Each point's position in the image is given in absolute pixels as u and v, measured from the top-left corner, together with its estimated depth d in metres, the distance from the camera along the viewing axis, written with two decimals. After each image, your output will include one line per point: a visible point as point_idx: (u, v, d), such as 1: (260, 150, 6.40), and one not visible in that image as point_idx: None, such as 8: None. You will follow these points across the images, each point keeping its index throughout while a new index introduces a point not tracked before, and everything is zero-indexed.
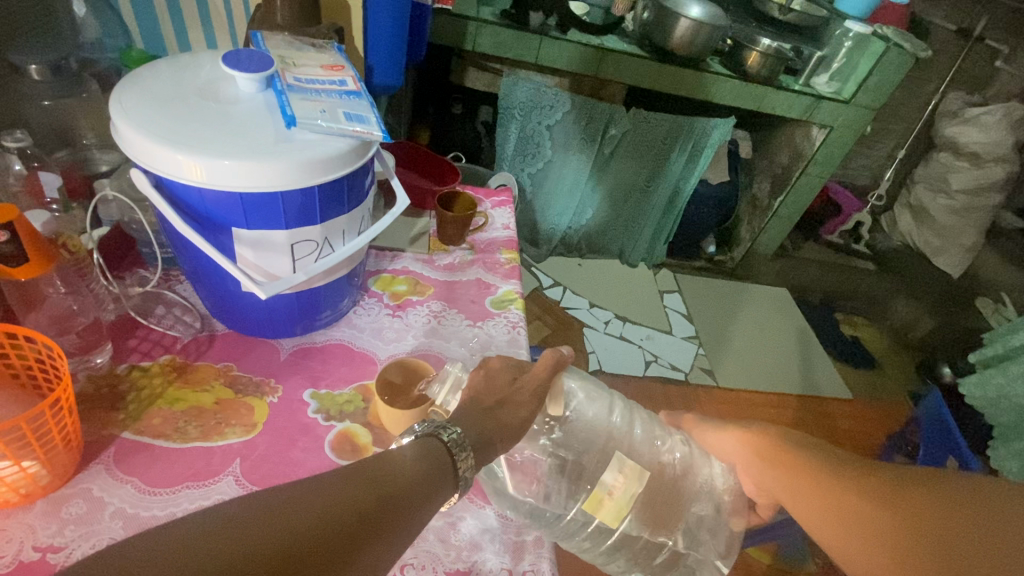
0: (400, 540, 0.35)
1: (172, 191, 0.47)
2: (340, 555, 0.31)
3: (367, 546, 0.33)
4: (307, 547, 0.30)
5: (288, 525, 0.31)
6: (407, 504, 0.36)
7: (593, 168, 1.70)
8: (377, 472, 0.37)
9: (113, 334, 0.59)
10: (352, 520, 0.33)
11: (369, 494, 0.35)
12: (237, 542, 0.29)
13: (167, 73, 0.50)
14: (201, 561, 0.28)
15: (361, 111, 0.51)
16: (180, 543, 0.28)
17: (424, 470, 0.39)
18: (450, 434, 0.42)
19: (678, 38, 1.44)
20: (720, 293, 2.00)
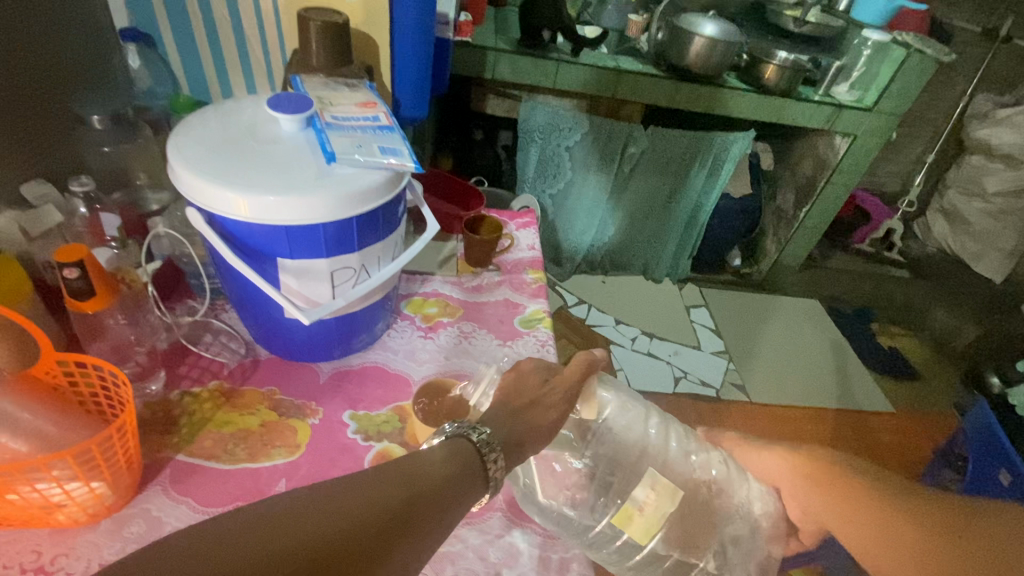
0: (433, 534, 0.37)
1: (222, 226, 0.51)
2: (377, 550, 0.33)
3: (396, 544, 0.34)
4: (342, 545, 0.32)
5: (323, 524, 0.33)
6: (439, 500, 0.38)
7: (614, 185, 1.72)
8: (408, 472, 0.38)
9: (166, 361, 0.63)
10: (382, 521, 0.34)
11: (400, 495, 0.36)
12: (280, 541, 0.31)
13: (217, 118, 0.54)
14: (245, 558, 0.30)
15: (394, 144, 0.55)
16: (225, 540, 0.30)
17: (453, 469, 0.40)
18: (481, 434, 0.44)
19: (694, 56, 1.46)
20: (748, 306, 1.98)
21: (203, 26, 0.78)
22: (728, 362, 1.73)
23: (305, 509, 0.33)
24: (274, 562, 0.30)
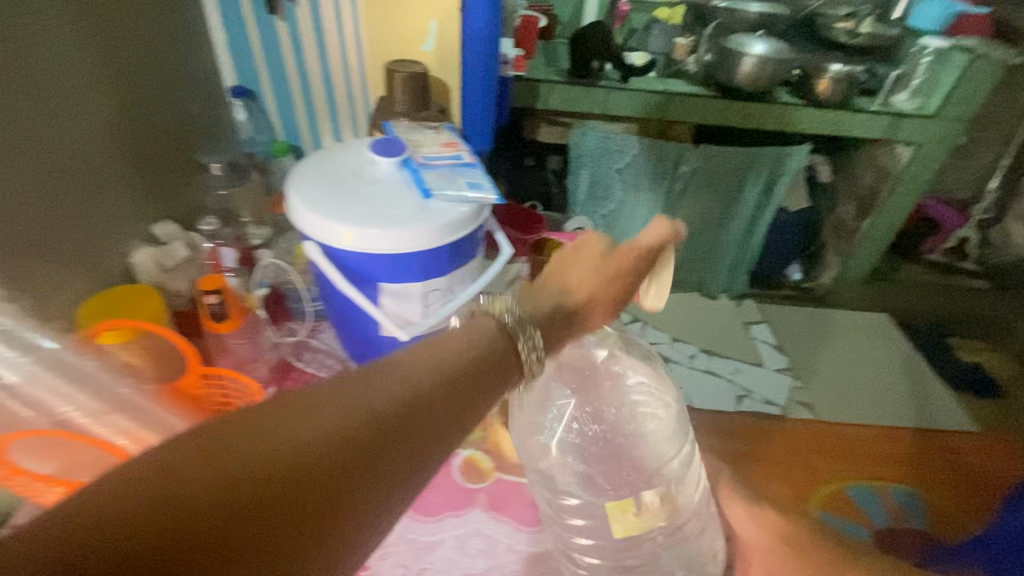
0: (466, 410, 0.38)
1: (332, 256, 0.58)
2: (415, 426, 0.34)
3: (444, 410, 0.37)
4: (396, 413, 0.34)
5: (374, 394, 0.34)
6: (467, 383, 0.39)
7: (666, 204, 1.74)
8: (433, 357, 0.39)
9: (275, 376, 0.71)
10: (427, 392, 0.36)
11: (439, 371, 0.38)
12: (337, 409, 0.33)
13: (325, 161, 0.62)
14: (305, 429, 0.31)
15: (478, 179, 0.61)
16: (283, 415, 0.32)
17: (475, 358, 0.42)
18: (510, 313, 0.47)
19: (745, 74, 1.49)
20: (811, 321, 1.93)
21: (298, 80, 0.87)
22: (792, 380, 1.69)
23: (331, 393, 0.34)
24: (336, 431, 0.32)
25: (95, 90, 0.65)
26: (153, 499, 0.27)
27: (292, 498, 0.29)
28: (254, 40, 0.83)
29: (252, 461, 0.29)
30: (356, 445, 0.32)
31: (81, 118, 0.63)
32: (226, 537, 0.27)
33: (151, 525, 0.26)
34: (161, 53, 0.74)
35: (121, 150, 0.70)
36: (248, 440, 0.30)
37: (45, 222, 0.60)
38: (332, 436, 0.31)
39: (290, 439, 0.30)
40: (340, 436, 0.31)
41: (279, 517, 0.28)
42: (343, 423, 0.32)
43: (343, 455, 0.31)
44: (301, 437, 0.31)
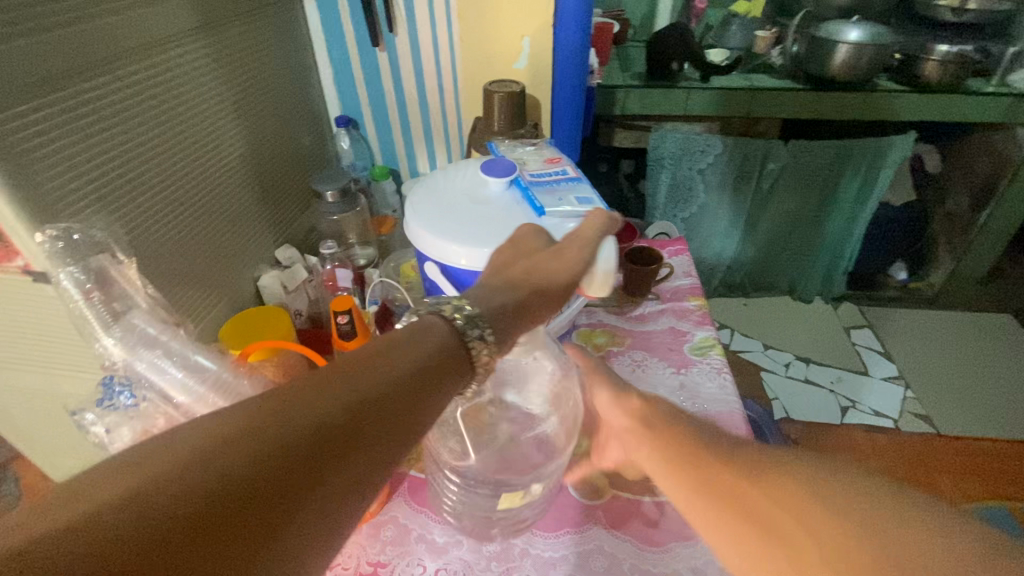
0: (441, 393, 0.36)
1: (452, 277, 0.60)
2: (393, 412, 0.32)
3: (455, 376, 0.38)
4: (414, 382, 0.35)
5: (389, 367, 0.34)
6: (441, 368, 0.37)
7: (753, 204, 1.66)
8: (400, 344, 0.37)
9: None
10: (440, 361, 0.37)
11: (453, 344, 0.39)
12: (352, 382, 0.32)
13: (438, 185, 0.64)
14: (327, 405, 0.30)
15: (586, 194, 0.62)
16: (294, 390, 0.31)
17: (444, 342, 0.38)
18: (461, 312, 0.41)
19: (839, 64, 1.39)
20: (918, 325, 1.80)
21: (396, 105, 0.91)
22: (904, 389, 1.58)
23: (299, 389, 0.31)
24: (359, 401, 0.31)
25: (229, 122, 0.68)
26: (129, 529, 0.23)
27: (283, 496, 0.27)
28: (357, 68, 0.88)
29: (230, 470, 0.26)
30: (340, 436, 0.30)
31: (223, 154, 0.68)
32: (217, 550, 0.24)
33: (141, 553, 0.23)
34: (276, 86, 0.78)
35: (249, 177, 0.73)
36: (268, 422, 0.28)
37: (189, 250, 0.62)
38: (358, 404, 0.31)
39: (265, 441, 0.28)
40: (361, 405, 0.31)
41: (273, 516, 0.26)
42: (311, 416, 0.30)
43: (320, 448, 0.29)
44: (327, 411, 0.30)
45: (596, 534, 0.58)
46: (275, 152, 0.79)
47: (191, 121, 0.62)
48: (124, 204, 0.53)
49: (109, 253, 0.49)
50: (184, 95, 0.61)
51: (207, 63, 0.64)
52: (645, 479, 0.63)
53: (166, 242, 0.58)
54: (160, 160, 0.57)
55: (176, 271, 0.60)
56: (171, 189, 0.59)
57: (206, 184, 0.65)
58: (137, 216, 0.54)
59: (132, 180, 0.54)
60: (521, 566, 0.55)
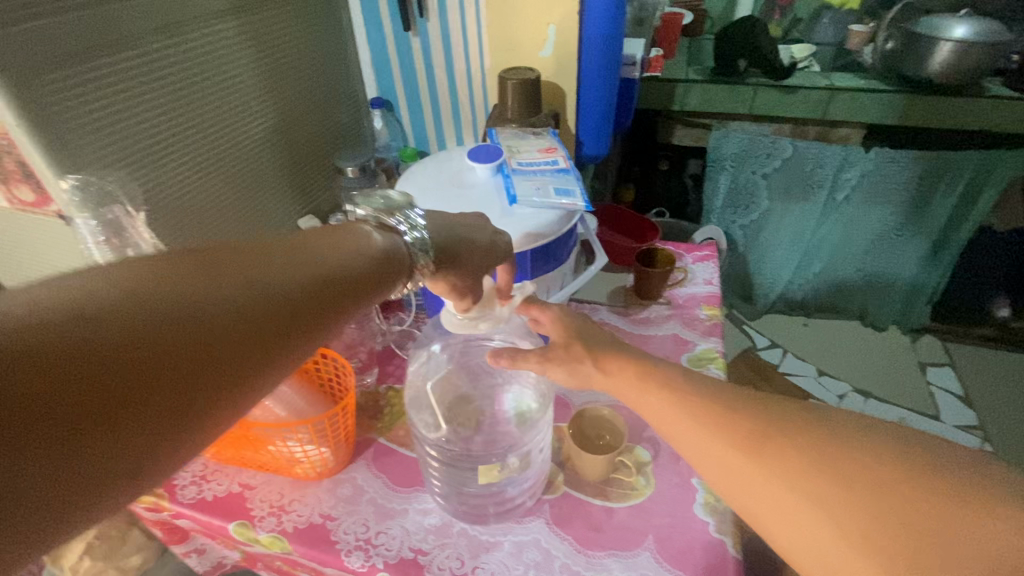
0: (378, 289, 0.42)
1: None
2: (345, 294, 0.38)
3: (364, 292, 0.40)
4: (330, 284, 0.37)
5: (309, 263, 0.36)
6: (378, 272, 0.42)
7: (823, 216, 1.51)
8: (345, 244, 0.41)
9: (380, 360, 0.78)
10: (352, 275, 0.39)
11: (363, 266, 0.41)
12: (271, 265, 0.34)
13: (430, 167, 0.66)
14: (249, 283, 0.32)
15: (568, 186, 0.62)
16: (216, 258, 0.32)
17: (390, 252, 0.44)
18: (421, 249, 0.47)
19: (940, 65, 1.24)
20: (1011, 372, 1.59)
21: (427, 89, 0.94)
22: (981, 443, 1.41)
23: (254, 258, 0.34)
24: (276, 286, 0.33)
25: (260, 95, 0.74)
26: (98, 341, 0.25)
27: (251, 337, 0.31)
28: (391, 51, 0.91)
29: (195, 306, 0.29)
30: (305, 304, 0.35)
31: (250, 122, 0.73)
32: (198, 371, 0.28)
33: (109, 370, 0.25)
34: (314, 65, 0.84)
35: (278, 147, 0.80)
36: (190, 281, 0.30)
37: (210, 208, 0.69)
38: (276, 286, 0.33)
39: (222, 291, 0.31)
40: (279, 288, 0.33)
41: (176, 376, 0.27)
42: (268, 281, 0.33)
43: (287, 308, 0.33)
44: (245, 285, 0.32)
45: (537, 527, 0.57)
46: (305, 117, 0.84)
47: (220, 92, 0.68)
48: (141, 161, 0.59)
49: (121, 206, 0.56)
50: (214, 66, 0.67)
51: (240, 40, 0.70)
52: (601, 482, 0.61)
53: (185, 200, 0.66)
54: (188, 126, 0.64)
55: (190, 223, 0.67)
56: (195, 153, 0.66)
57: (233, 151, 0.71)
58: (157, 173, 0.61)
59: (155, 147, 0.61)
60: (454, 544, 0.56)
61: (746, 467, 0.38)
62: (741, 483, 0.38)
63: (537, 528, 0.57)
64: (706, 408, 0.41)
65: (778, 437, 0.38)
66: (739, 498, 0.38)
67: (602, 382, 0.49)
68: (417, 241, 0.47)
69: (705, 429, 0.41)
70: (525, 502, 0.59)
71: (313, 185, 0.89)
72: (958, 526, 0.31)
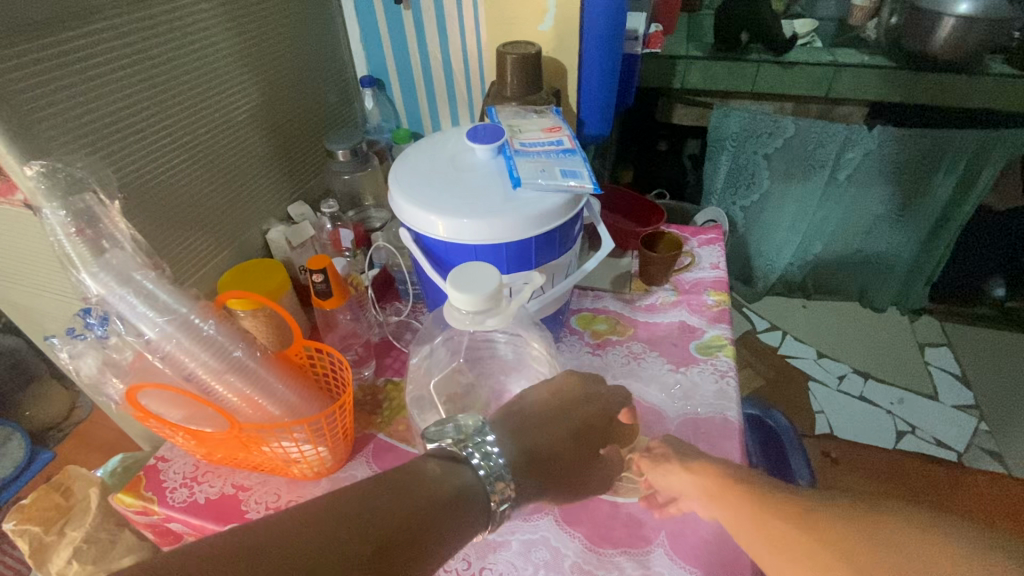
0: (442, 544, 0.38)
1: (425, 244, 0.58)
2: (406, 557, 0.35)
3: (430, 540, 0.37)
4: (385, 543, 0.35)
5: (361, 524, 0.35)
6: (445, 513, 0.39)
7: (824, 197, 1.48)
8: (410, 489, 0.39)
9: (376, 353, 0.75)
10: (412, 522, 0.37)
11: (428, 510, 0.38)
12: (325, 534, 0.34)
13: (426, 149, 0.62)
14: (303, 559, 0.32)
15: (575, 167, 0.59)
16: (275, 537, 0.33)
17: (459, 493, 0.41)
18: (480, 455, 0.43)
19: (943, 42, 1.20)
20: (1009, 351, 1.60)
21: (420, 66, 0.89)
22: (979, 422, 1.41)
23: (311, 522, 0.34)
24: (328, 555, 0.33)
25: (243, 75, 0.70)
26: None
27: None
28: (382, 26, 0.86)
29: None
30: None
31: (232, 104, 0.69)
32: None
33: None
34: (299, 44, 0.79)
35: (263, 132, 0.75)
36: (249, 569, 0.30)
37: (192, 199, 0.65)
38: (326, 558, 0.32)
39: (277, 568, 0.31)
40: (333, 560, 0.33)
41: None
42: (316, 553, 0.32)
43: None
44: (300, 561, 0.32)
45: (545, 525, 0.55)
46: (291, 98, 0.79)
47: (198, 72, 0.63)
48: (115, 148, 0.55)
49: (92, 193, 0.52)
50: (191, 47, 0.62)
51: (219, 16, 0.65)
52: None
53: (163, 187, 0.61)
54: (164, 109, 0.60)
55: (173, 213, 0.63)
56: (172, 137, 0.61)
57: (214, 136, 0.67)
58: (133, 161, 0.57)
59: (127, 129, 0.56)
60: (460, 544, 0.54)
61: (791, 531, 0.43)
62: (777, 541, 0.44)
63: (547, 527, 0.55)
64: (756, 493, 0.48)
65: (813, 506, 0.44)
66: (773, 557, 0.44)
67: (685, 478, 0.53)
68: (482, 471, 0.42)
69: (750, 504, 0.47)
70: (533, 498, 0.57)
71: (304, 169, 0.85)
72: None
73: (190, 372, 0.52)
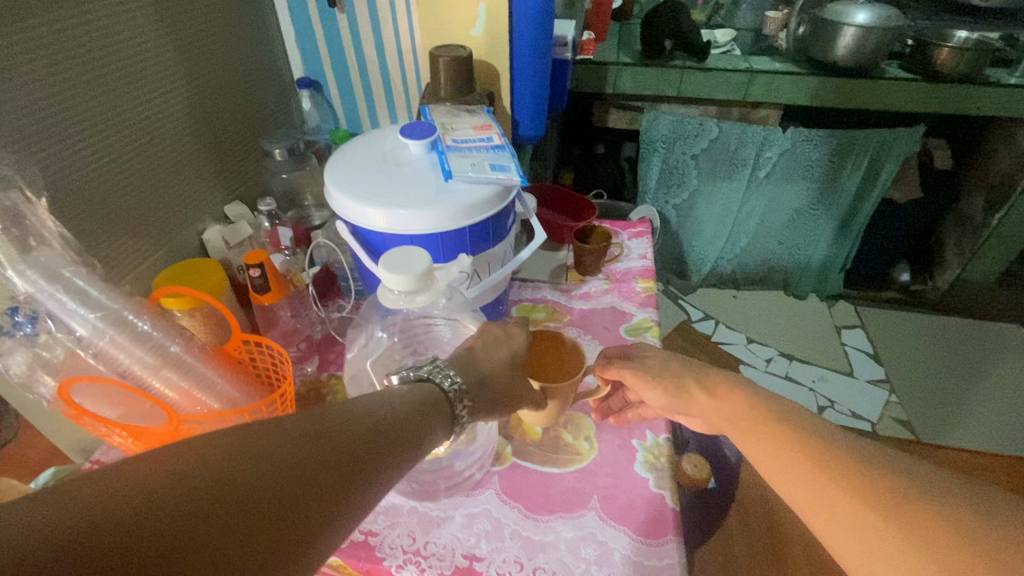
0: (411, 457, 0.39)
1: (363, 237, 0.60)
2: (386, 456, 0.36)
3: (404, 453, 0.38)
4: (369, 444, 0.35)
5: (349, 423, 0.35)
6: (417, 426, 0.40)
7: (748, 193, 1.60)
8: (385, 404, 0.39)
9: (319, 349, 0.76)
10: (392, 432, 0.38)
11: (404, 423, 0.39)
12: (318, 427, 0.34)
13: (362, 146, 0.65)
14: (299, 444, 0.32)
15: (504, 162, 0.63)
16: (268, 424, 0.32)
17: (421, 404, 0.42)
18: (450, 379, 0.46)
19: (844, 49, 1.33)
20: (917, 329, 1.75)
21: (357, 69, 0.92)
22: (889, 395, 1.55)
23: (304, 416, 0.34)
24: (323, 445, 0.33)
25: (174, 74, 0.70)
26: (153, 511, 0.25)
27: (283, 516, 0.29)
28: (317, 28, 0.88)
29: (252, 467, 0.29)
30: (335, 463, 0.32)
31: (166, 101, 0.69)
32: (247, 526, 0.27)
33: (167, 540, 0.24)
34: (234, 46, 0.80)
35: (197, 131, 0.75)
36: (245, 446, 0.30)
37: (125, 196, 0.65)
38: (321, 447, 0.32)
39: (274, 449, 0.31)
40: (324, 447, 0.33)
41: (234, 546, 0.26)
42: (310, 440, 0.32)
43: (335, 460, 0.33)
44: (296, 446, 0.31)
45: (486, 498, 0.58)
46: (227, 97, 0.80)
47: (126, 70, 0.63)
48: (44, 146, 0.55)
49: (19, 190, 0.52)
50: (122, 43, 0.62)
51: (149, 15, 0.65)
52: (547, 450, 0.63)
53: (94, 182, 0.61)
54: (94, 101, 0.59)
55: (106, 212, 0.62)
56: (100, 134, 0.61)
57: (145, 134, 0.66)
58: (63, 158, 0.57)
59: (51, 125, 0.55)
60: (405, 522, 0.56)
61: (874, 520, 0.39)
62: (854, 531, 0.40)
63: (487, 501, 0.58)
64: (820, 465, 0.43)
65: (900, 497, 0.40)
66: (849, 548, 0.41)
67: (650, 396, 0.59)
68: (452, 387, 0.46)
69: (821, 490, 0.42)
70: (473, 474, 0.60)
71: (242, 170, 0.85)
72: None
73: (125, 369, 0.52)
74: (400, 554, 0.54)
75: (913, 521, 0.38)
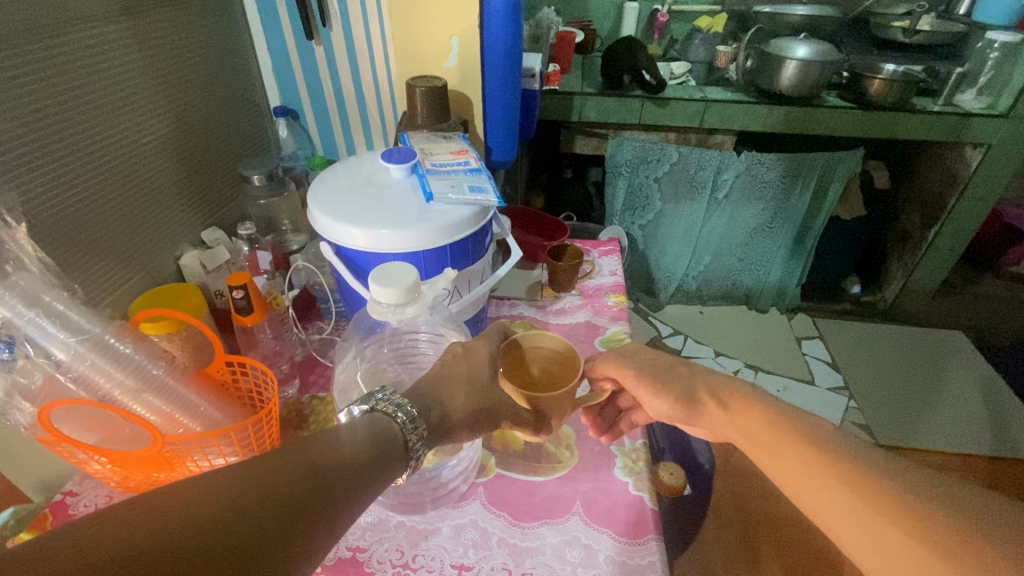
0: (364, 493, 0.40)
1: (346, 256, 0.62)
2: (329, 497, 0.37)
3: (353, 490, 0.39)
4: (309, 492, 0.36)
5: (287, 473, 0.36)
6: (368, 466, 0.41)
7: (707, 213, 1.68)
8: (330, 448, 0.40)
9: (301, 370, 0.76)
10: (337, 474, 0.38)
11: (351, 462, 0.40)
12: (254, 479, 0.34)
13: (343, 170, 0.67)
14: (229, 504, 0.32)
15: (481, 184, 0.66)
16: (198, 483, 0.33)
17: (372, 441, 0.43)
18: (402, 411, 0.46)
19: (788, 80, 1.44)
20: (871, 337, 1.86)
21: (334, 98, 0.95)
22: (849, 401, 1.63)
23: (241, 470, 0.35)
24: (257, 500, 0.33)
25: (151, 103, 0.71)
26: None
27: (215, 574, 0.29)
28: (294, 60, 0.91)
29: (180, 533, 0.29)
30: (273, 512, 0.33)
31: (144, 127, 0.70)
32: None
33: None
34: (210, 75, 0.81)
35: (175, 157, 0.76)
36: (174, 511, 0.30)
37: (103, 221, 0.65)
38: (255, 500, 0.33)
39: (204, 510, 0.31)
40: (258, 502, 0.33)
41: None
42: (245, 495, 0.33)
43: (272, 513, 0.33)
44: (225, 503, 0.32)
45: (473, 509, 0.60)
46: (205, 125, 0.81)
47: (105, 98, 0.64)
48: (23, 171, 0.55)
49: None
50: (102, 72, 0.63)
51: (128, 45, 0.67)
52: (530, 460, 0.65)
53: (72, 207, 0.61)
54: (73, 127, 0.60)
55: (83, 236, 0.62)
56: (76, 161, 0.61)
57: (122, 162, 0.67)
58: (42, 182, 0.57)
59: (28, 152, 0.56)
60: (393, 537, 0.56)
61: (876, 521, 0.42)
62: (843, 513, 0.44)
63: (474, 512, 0.59)
64: (814, 468, 0.46)
65: (872, 487, 0.43)
66: (859, 551, 0.43)
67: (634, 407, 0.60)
68: (405, 420, 0.46)
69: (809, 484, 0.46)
70: (459, 486, 0.61)
71: (219, 197, 0.86)
72: (992, 537, 0.38)
73: (106, 394, 0.52)
74: (389, 567, 0.54)
75: (905, 512, 0.41)
